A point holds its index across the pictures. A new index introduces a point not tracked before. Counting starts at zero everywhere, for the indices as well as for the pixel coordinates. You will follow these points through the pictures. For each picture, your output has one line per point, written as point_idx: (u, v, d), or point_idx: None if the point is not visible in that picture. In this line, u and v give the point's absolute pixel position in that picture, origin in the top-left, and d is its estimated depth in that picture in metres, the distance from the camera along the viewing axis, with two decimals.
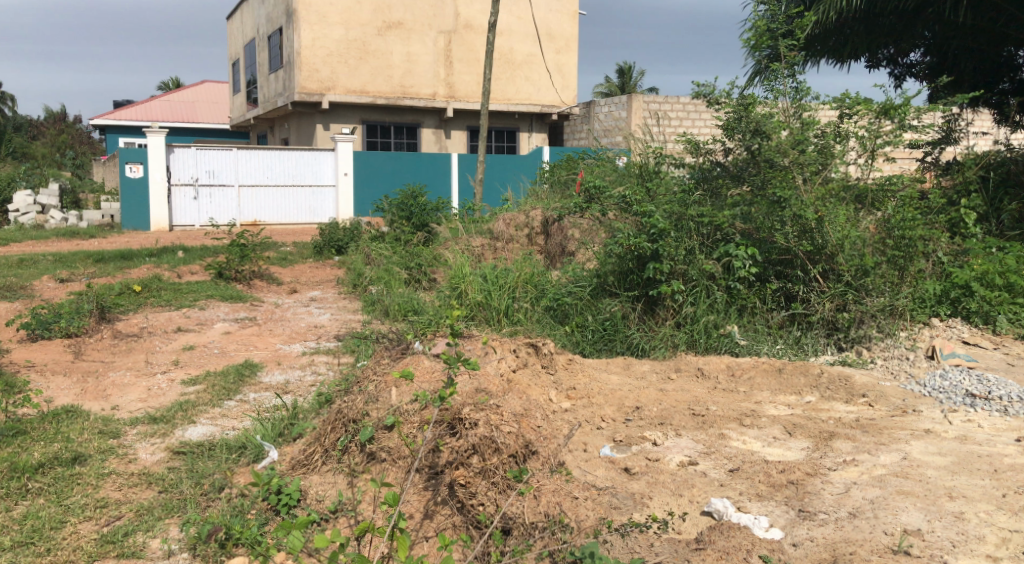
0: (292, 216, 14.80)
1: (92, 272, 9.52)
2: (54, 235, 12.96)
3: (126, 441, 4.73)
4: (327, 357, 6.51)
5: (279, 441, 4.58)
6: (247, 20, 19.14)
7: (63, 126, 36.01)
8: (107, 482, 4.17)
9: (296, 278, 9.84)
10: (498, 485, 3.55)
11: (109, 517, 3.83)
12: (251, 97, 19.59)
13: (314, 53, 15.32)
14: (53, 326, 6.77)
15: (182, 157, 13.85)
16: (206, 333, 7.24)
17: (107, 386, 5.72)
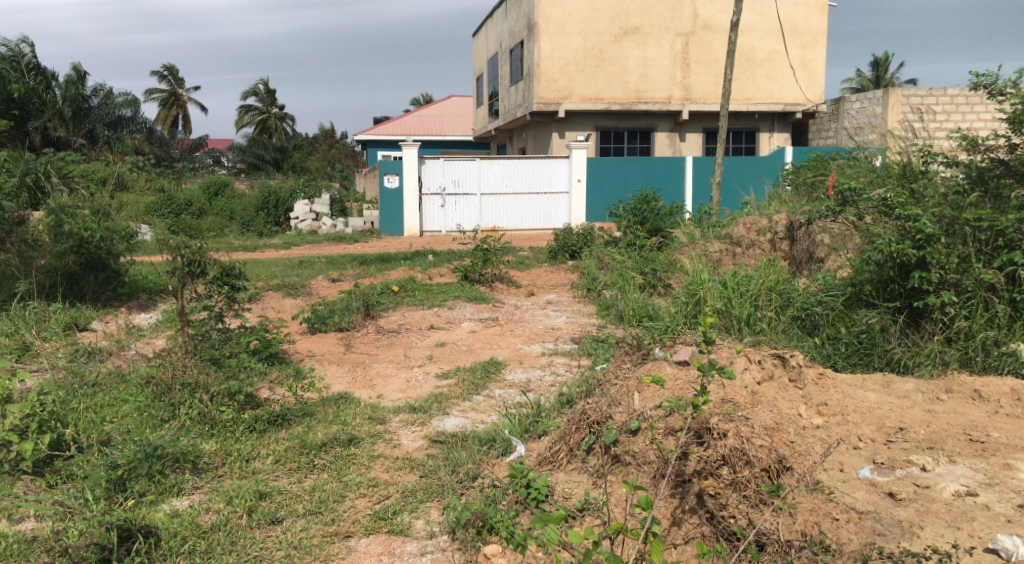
0: (529, 222, 15.33)
1: (358, 273, 10.51)
2: (324, 240, 14.48)
3: (391, 427, 5.17)
4: (565, 358, 6.68)
5: (526, 436, 4.77)
6: (491, 35, 20.09)
7: (332, 142, 40.11)
8: (377, 463, 4.59)
9: (534, 281, 10.17)
10: (750, 499, 3.50)
11: (380, 496, 4.22)
12: (493, 109, 20.56)
13: (553, 63, 15.75)
14: (329, 321, 7.58)
15: (432, 168, 14.90)
16: (455, 331, 7.72)
17: (373, 376, 6.30)
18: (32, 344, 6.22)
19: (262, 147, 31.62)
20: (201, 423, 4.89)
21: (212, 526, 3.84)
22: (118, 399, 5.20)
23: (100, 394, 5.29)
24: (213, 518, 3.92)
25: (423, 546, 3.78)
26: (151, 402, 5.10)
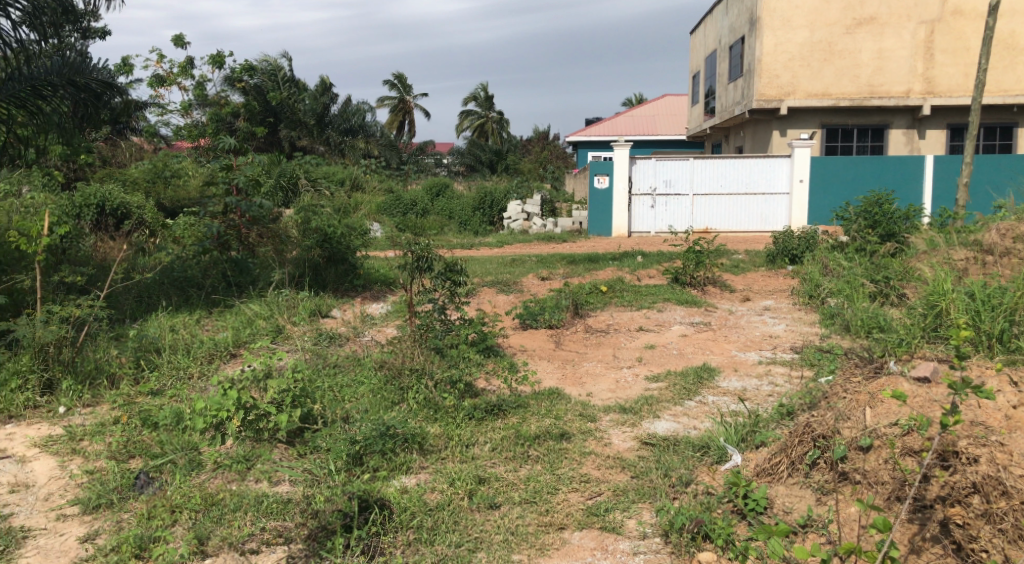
0: (744, 224, 14.77)
1: (568, 272, 10.68)
2: (535, 239, 14.84)
3: (602, 425, 5.21)
4: (784, 368, 6.37)
5: (742, 446, 4.59)
6: (710, 32, 19.55)
7: (546, 143, 41.03)
8: (589, 460, 4.64)
9: (749, 286, 9.80)
10: (1008, 533, 3.22)
11: (592, 492, 4.27)
12: (709, 108, 20.03)
13: (775, 58, 15.06)
14: (540, 317, 7.76)
15: (643, 168, 14.79)
16: (665, 333, 7.63)
17: (582, 374, 6.37)
18: (282, 327, 6.93)
19: (480, 149, 33.33)
20: (426, 407, 5.20)
21: (437, 505, 4.07)
22: (355, 381, 5.65)
23: (339, 375, 5.77)
24: (438, 498, 4.16)
25: (635, 546, 3.78)
26: (383, 385, 5.49)
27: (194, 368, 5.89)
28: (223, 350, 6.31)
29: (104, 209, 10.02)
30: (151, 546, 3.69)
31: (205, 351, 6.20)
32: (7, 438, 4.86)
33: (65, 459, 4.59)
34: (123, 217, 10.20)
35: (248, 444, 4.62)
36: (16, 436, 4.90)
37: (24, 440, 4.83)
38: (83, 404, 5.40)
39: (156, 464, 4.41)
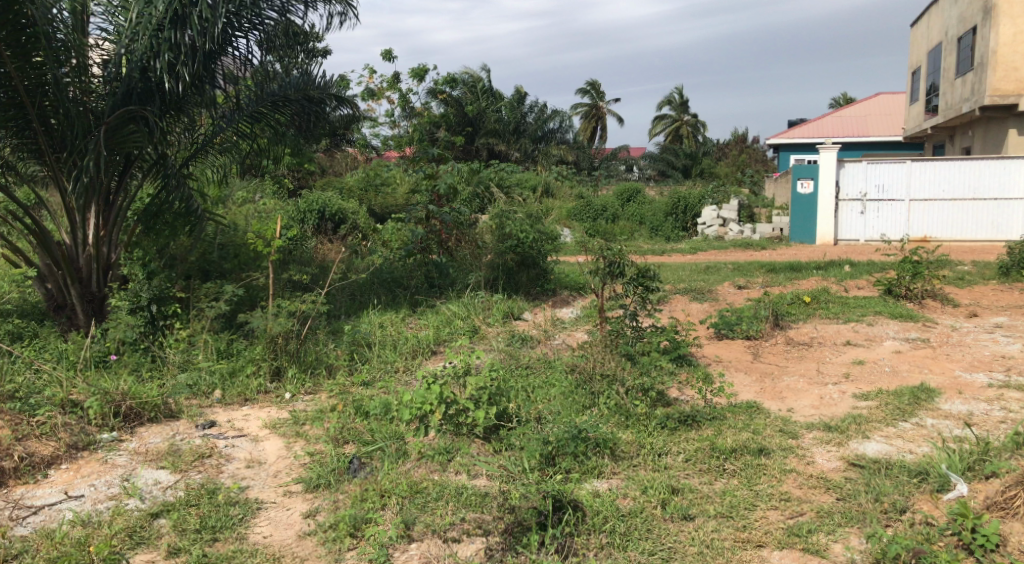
0: (971, 232, 13.47)
1: (767, 281, 10.24)
2: (731, 246, 14.36)
3: (804, 443, 4.96)
4: (1020, 394, 5.73)
5: (968, 475, 4.19)
6: (934, 24, 18.07)
7: (744, 147, 39.61)
8: (789, 478, 4.43)
9: (976, 301, 8.92)
10: None
11: (793, 511, 4.08)
12: (931, 106, 18.47)
13: (1015, 49, 13.61)
14: (736, 328, 7.48)
15: (852, 172, 13.86)
16: (876, 349, 7.12)
17: (783, 389, 6.09)
18: (479, 328, 7.20)
19: (674, 153, 32.81)
20: (618, 413, 5.20)
21: (629, 511, 4.06)
22: (547, 383, 5.74)
23: (532, 377, 5.90)
24: (630, 504, 4.14)
25: None
26: (575, 389, 5.55)
27: (399, 363, 6.26)
28: (425, 347, 6.66)
29: (323, 215, 10.88)
30: (364, 527, 3.97)
31: (409, 348, 6.57)
32: (243, 419, 5.41)
33: (290, 440, 5.04)
34: (340, 222, 11.02)
35: (449, 438, 4.85)
36: (250, 417, 5.45)
37: (256, 421, 5.35)
38: (305, 391, 5.90)
39: (367, 450, 4.73)
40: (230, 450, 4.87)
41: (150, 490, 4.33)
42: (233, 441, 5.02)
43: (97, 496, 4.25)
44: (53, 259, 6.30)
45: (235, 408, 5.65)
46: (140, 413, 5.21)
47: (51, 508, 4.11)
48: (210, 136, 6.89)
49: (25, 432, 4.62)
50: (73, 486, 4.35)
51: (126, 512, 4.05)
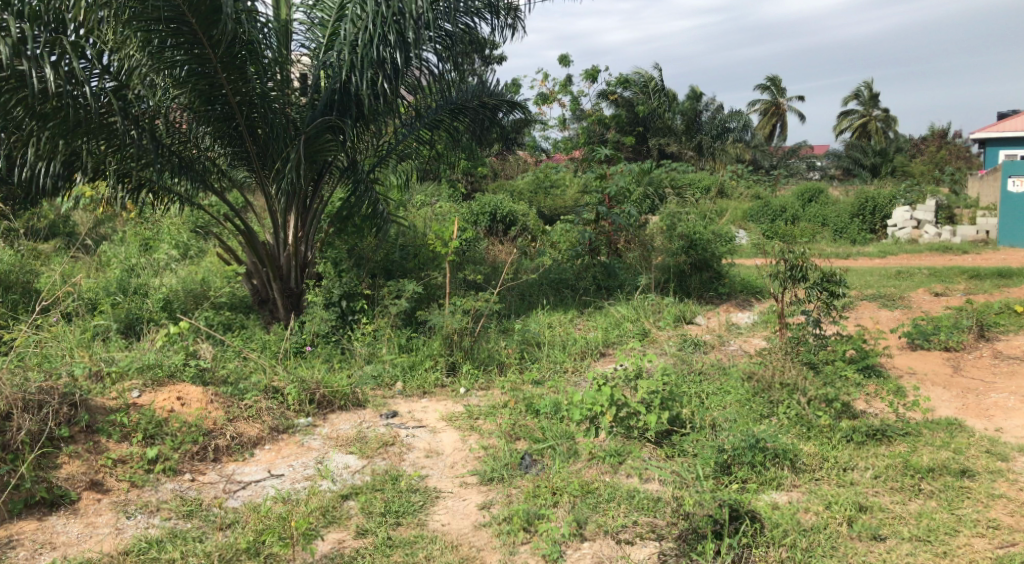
0: None
1: (969, 288, 9.42)
2: (927, 249, 13.33)
3: (1015, 467, 4.53)
4: None
5: None
6: None
7: (943, 142, 36.58)
8: (998, 504, 4.07)
9: None
10: None
11: (1003, 541, 3.76)
12: None
13: None
14: (934, 338, 6.93)
15: None
16: None
17: (989, 406, 5.59)
18: (649, 331, 7.13)
19: (863, 150, 30.91)
20: (798, 423, 4.98)
21: (812, 526, 3.90)
22: (721, 389, 5.58)
23: (705, 383, 5.75)
24: (812, 519, 3.97)
25: None
26: (752, 396, 5.34)
27: (569, 364, 6.33)
28: (595, 349, 6.69)
29: (495, 217, 11.18)
30: (537, 522, 4.05)
31: (579, 348, 6.62)
32: (422, 410, 5.68)
33: (465, 433, 5.23)
34: (511, 223, 11.26)
35: (620, 440, 4.83)
36: (429, 409, 5.71)
37: (434, 414, 5.60)
38: (479, 387, 6.10)
39: (539, 447, 4.82)
40: (410, 440, 5.13)
41: (341, 473, 4.64)
42: (413, 431, 5.28)
43: (295, 476, 4.61)
44: (258, 258, 6.89)
45: (415, 400, 5.95)
46: (331, 401, 5.59)
47: (257, 484, 4.51)
48: (395, 143, 7.25)
49: (235, 413, 5.08)
50: (275, 465, 4.74)
51: (321, 492, 4.36)
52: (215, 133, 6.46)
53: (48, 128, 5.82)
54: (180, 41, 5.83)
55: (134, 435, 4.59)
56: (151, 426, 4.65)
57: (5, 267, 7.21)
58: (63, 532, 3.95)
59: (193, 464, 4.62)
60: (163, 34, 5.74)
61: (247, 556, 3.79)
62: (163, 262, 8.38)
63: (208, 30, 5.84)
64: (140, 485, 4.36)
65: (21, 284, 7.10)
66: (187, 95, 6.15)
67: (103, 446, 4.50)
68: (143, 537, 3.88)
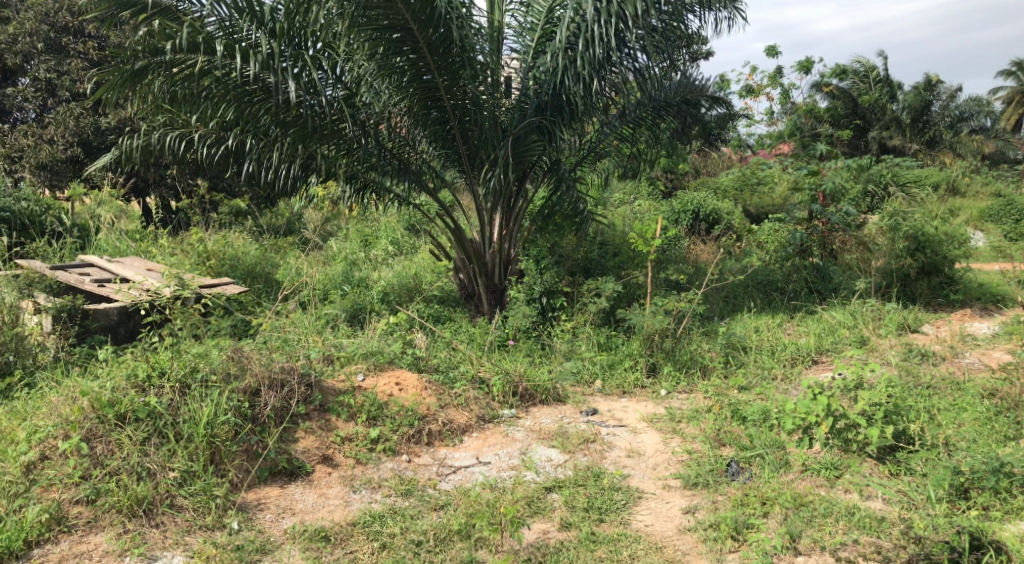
0: None
1: None
2: None
3: None
4: None
5: None
6: None
7: None
8: None
9: None
10: None
11: None
12: None
13: None
14: None
15: None
16: None
17: None
18: (869, 339, 6.66)
19: None
20: None
21: None
22: (955, 406, 5.10)
23: (935, 398, 5.27)
24: None
25: None
26: (992, 416, 4.84)
27: (778, 371, 6.05)
28: (806, 355, 6.36)
29: (697, 216, 10.92)
30: (745, 531, 3.93)
31: (789, 355, 6.32)
32: (622, 410, 5.68)
33: (667, 436, 5.16)
34: (714, 222, 10.93)
35: (836, 453, 4.55)
36: (629, 409, 5.69)
37: (634, 414, 5.57)
38: (681, 389, 6.00)
39: (746, 455, 4.66)
40: (612, 438, 5.14)
41: (544, 465, 4.74)
42: (614, 430, 5.29)
43: (502, 464, 4.77)
44: (466, 254, 7.19)
45: (614, 398, 5.96)
46: (533, 395, 5.73)
47: (466, 470, 4.72)
48: (598, 142, 7.26)
49: (446, 401, 5.36)
50: (482, 453, 4.94)
51: (526, 482, 4.47)
52: (430, 136, 6.79)
53: (290, 135, 6.51)
54: (403, 49, 6.13)
55: (359, 415, 4.96)
56: (373, 408, 5.01)
57: (250, 260, 8.04)
58: (301, 499, 4.30)
59: (410, 446, 4.92)
60: (387, 43, 6.04)
61: (458, 537, 3.95)
62: (380, 258, 8.96)
63: (429, 38, 6.08)
64: (364, 462, 4.70)
65: (263, 275, 7.90)
66: (407, 101, 6.50)
67: (333, 424, 4.90)
68: (367, 511, 4.15)
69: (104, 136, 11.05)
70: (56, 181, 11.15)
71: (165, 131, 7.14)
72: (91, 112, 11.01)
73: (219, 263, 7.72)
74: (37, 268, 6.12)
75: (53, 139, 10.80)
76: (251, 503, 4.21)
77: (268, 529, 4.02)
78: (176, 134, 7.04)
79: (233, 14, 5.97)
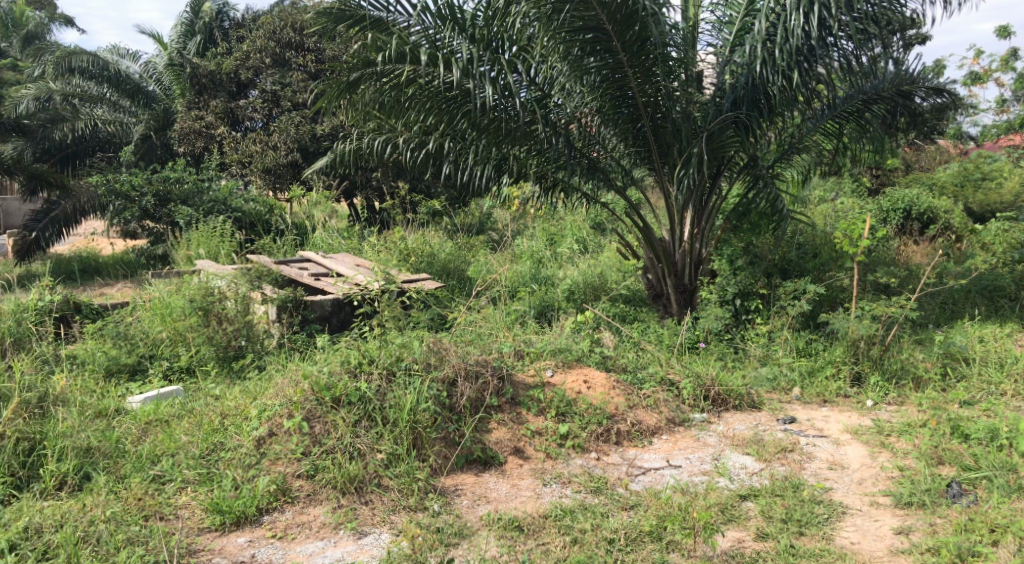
0: None
1: None
2: None
3: None
4: None
5: None
6: None
7: None
8: None
9: None
10: None
11: None
12: None
13: None
14: None
15: None
16: None
17: None
18: None
19: None
20: None
21: None
22: None
23: None
24: None
25: None
26: None
27: (1007, 386, 5.47)
28: None
29: (910, 215, 10.13)
30: (971, 559, 3.61)
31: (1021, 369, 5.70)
32: (823, 420, 5.38)
33: (875, 450, 4.84)
34: (929, 222, 10.09)
35: None
36: (831, 419, 5.39)
37: (837, 424, 5.27)
38: (890, 401, 5.60)
39: (970, 477, 4.28)
40: (812, 449, 4.89)
41: (738, 473, 4.59)
42: (815, 440, 5.03)
43: (693, 469, 4.67)
44: (654, 254, 7.06)
45: (814, 407, 5.66)
46: (726, 399, 5.58)
47: (656, 472, 4.66)
48: (800, 138, 6.89)
49: (635, 401, 5.35)
50: (672, 455, 4.87)
51: (719, 489, 4.35)
52: (622, 134, 6.76)
53: (484, 138, 6.74)
54: (596, 48, 6.15)
55: (549, 411, 5.06)
56: (563, 404, 5.09)
57: (446, 257, 8.43)
58: (495, 489, 4.43)
59: (598, 444, 4.95)
60: (581, 43, 6.09)
61: (650, 539, 3.91)
62: (568, 256, 9.05)
63: (623, 37, 6.05)
64: (554, 457, 4.78)
65: (457, 272, 8.25)
66: (600, 100, 6.51)
67: (524, 418, 5.03)
68: (559, 505, 4.19)
69: (320, 142, 12.00)
70: (278, 184, 12.21)
71: (373, 137, 7.64)
72: (309, 121, 12.00)
73: (418, 260, 8.15)
74: (264, 262, 6.76)
75: (278, 145, 11.89)
76: (449, 489, 4.40)
77: (465, 514, 4.16)
78: (382, 139, 7.52)
79: (437, 22, 6.29)
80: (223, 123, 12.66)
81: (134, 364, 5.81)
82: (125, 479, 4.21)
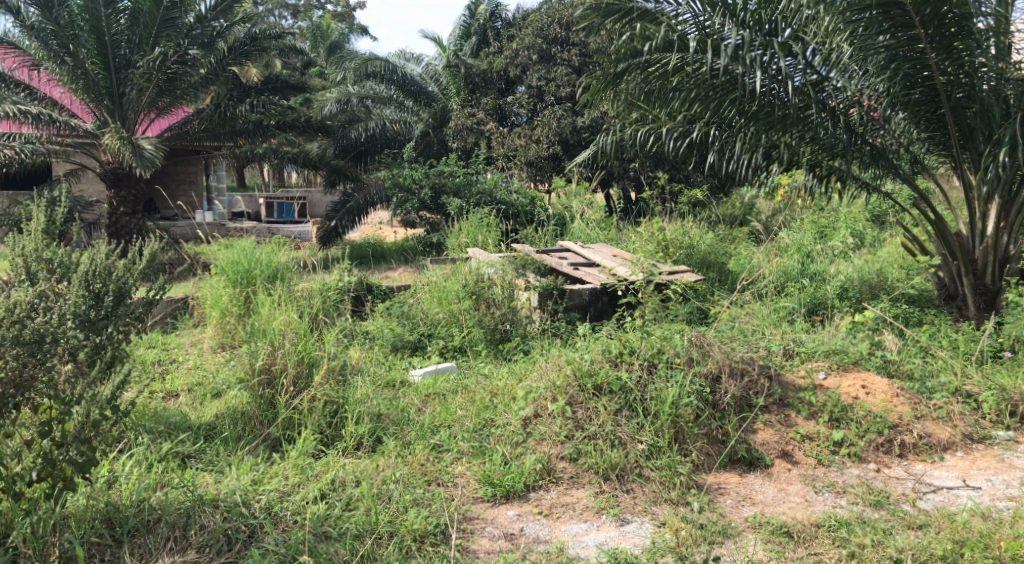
0: None
1: None
2: None
3: None
4: None
5: None
6: None
7: None
8: None
9: None
10: None
11: None
12: None
13: None
14: None
15: None
16: None
17: None
18: None
19: None
20: None
21: None
22: None
23: None
24: None
25: None
26: None
27: None
28: None
29: None
30: None
31: None
32: None
33: None
34: None
35: None
36: None
37: None
38: None
39: None
40: None
41: None
42: None
43: (996, 492, 4.16)
44: (949, 250, 6.38)
45: None
46: None
47: (949, 491, 4.21)
48: None
49: (922, 412, 4.90)
50: (969, 475, 4.38)
51: None
52: (913, 119, 6.15)
53: (752, 126, 6.44)
54: (887, 26, 5.65)
55: (821, 415, 4.78)
56: (837, 409, 4.79)
57: (706, 249, 8.22)
58: (761, 491, 4.26)
59: (878, 455, 4.59)
60: (868, 22, 5.62)
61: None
62: (841, 250, 8.43)
63: (920, 12, 5.50)
64: (827, 464, 4.50)
65: (719, 266, 8.02)
66: (888, 82, 5.97)
67: (793, 420, 4.79)
68: (833, 516, 3.93)
69: (580, 134, 12.25)
70: (540, 176, 12.65)
71: (636, 128, 7.65)
72: (572, 114, 12.28)
73: (678, 252, 8.03)
74: (529, 251, 7.05)
75: (541, 138, 12.35)
76: (712, 486, 4.29)
77: (729, 513, 4.03)
78: (645, 130, 7.49)
79: (707, 10, 6.15)
80: (493, 119, 13.36)
81: (415, 341, 6.29)
82: (410, 445, 4.59)
